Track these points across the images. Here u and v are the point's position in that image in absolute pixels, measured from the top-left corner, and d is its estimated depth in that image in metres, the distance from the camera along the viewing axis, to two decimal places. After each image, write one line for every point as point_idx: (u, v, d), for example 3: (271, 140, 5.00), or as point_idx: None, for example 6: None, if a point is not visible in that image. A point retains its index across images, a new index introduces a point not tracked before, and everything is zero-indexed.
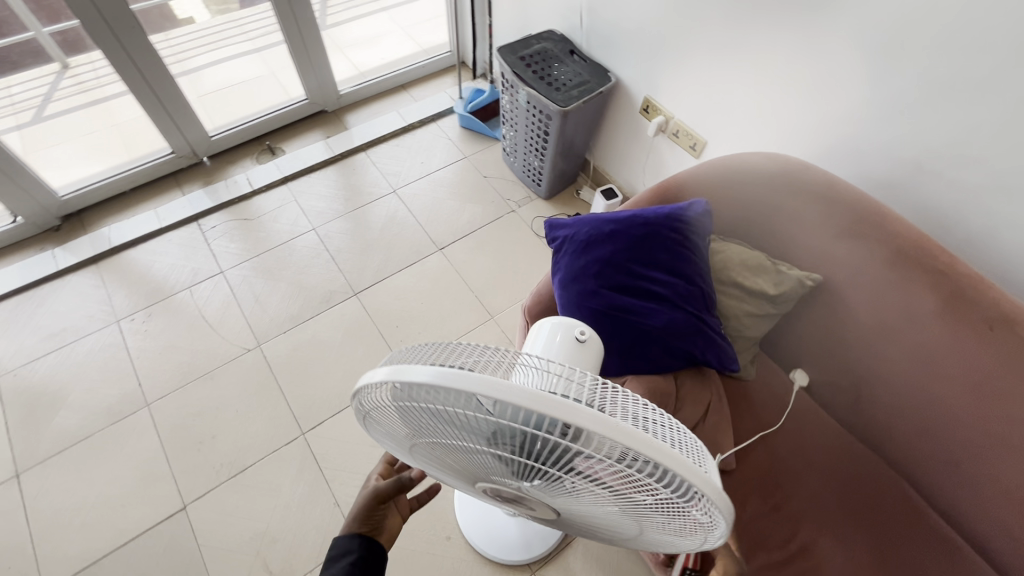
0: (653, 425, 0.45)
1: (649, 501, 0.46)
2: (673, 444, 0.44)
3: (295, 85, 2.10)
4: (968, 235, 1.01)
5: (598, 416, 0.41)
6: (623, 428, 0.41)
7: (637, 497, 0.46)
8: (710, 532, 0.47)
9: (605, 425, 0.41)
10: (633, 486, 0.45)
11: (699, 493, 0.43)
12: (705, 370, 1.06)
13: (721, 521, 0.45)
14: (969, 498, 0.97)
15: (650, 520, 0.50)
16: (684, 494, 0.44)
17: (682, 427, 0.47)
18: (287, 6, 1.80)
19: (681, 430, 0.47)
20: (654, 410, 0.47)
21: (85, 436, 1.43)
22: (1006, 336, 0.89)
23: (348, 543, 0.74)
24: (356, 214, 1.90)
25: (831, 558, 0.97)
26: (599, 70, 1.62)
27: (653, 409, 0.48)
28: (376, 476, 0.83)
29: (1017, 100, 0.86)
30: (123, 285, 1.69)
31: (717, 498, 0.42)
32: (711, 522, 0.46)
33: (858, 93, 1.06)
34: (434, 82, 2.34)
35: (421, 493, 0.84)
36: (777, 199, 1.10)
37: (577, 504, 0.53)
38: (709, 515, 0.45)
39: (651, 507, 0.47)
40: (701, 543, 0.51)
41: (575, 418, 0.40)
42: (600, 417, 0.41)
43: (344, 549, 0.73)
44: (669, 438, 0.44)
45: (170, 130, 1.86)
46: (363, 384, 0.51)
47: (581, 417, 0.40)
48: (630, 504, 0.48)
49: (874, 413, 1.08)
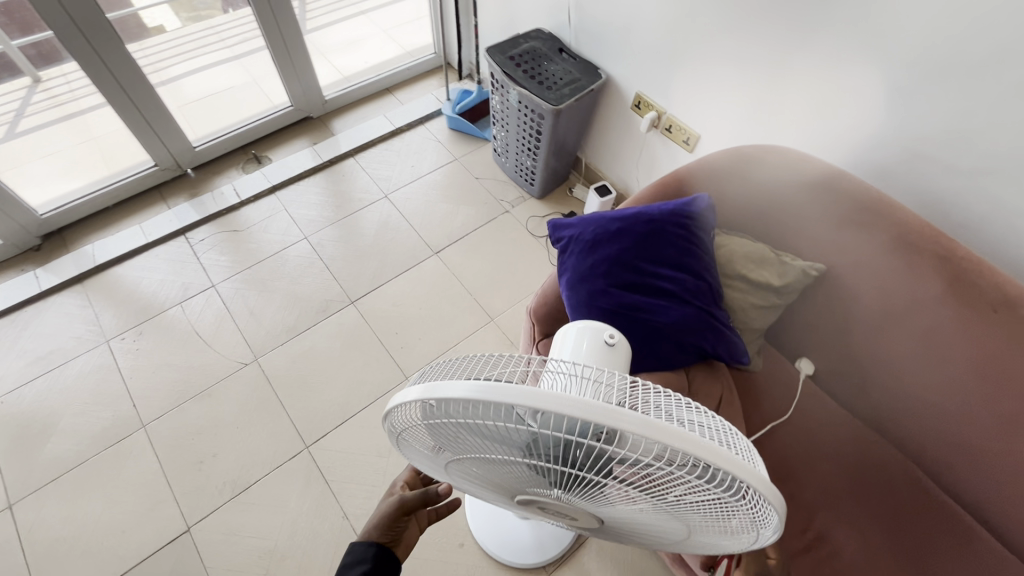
0: (697, 423, 0.44)
1: (696, 501, 0.45)
2: (720, 442, 0.43)
3: (278, 92, 2.06)
4: (965, 218, 1.03)
5: (645, 419, 0.39)
6: (672, 430, 0.39)
7: (684, 497, 0.45)
8: (760, 526, 0.47)
9: (652, 428, 0.39)
10: (680, 487, 0.44)
11: (750, 489, 0.42)
12: (715, 363, 1.07)
13: (772, 515, 0.44)
14: (979, 476, 0.99)
15: (696, 519, 0.49)
16: (734, 490, 0.43)
17: (723, 423, 0.46)
18: (268, 11, 1.76)
19: (724, 426, 0.46)
20: (696, 409, 0.46)
21: (80, 461, 1.38)
22: (1009, 316, 0.91)
23: (364, 550, 0.71)
24: (348, 220, 1.87)
25: (848, 543, 0.99)
26: (589, 67, 1.61)
27: (697, 408, 0.46)
28: (400, 487, 0.82)
29: (1010, 85, 0.87)
30: (111, 304, 1.64)
31: (769, 494, 0.42)
32: (760, 517, 0.46)
33: (852, 82, 1.07)
34: (419, 84, 2.31)
35: (440, 507, 0.81)
36: (777, 190, 1.11)
37: (618, 507, 0.52)
38: (758, 509, 0.44)
39: (698, 506, 0.46)
40: (749, 539, 0.51)
41: (621, 424, 0.39)
42: (647, 421, 0.39)
43: (359, 557, 0.71)
44: (715, 436, 0.43)
45: (153, 143, 1.81)
46: (394, 400, 0.50)
47: (627, 422, 0.39)
48: (674, 505, 0.47)
49: (881, 397, 1.09)
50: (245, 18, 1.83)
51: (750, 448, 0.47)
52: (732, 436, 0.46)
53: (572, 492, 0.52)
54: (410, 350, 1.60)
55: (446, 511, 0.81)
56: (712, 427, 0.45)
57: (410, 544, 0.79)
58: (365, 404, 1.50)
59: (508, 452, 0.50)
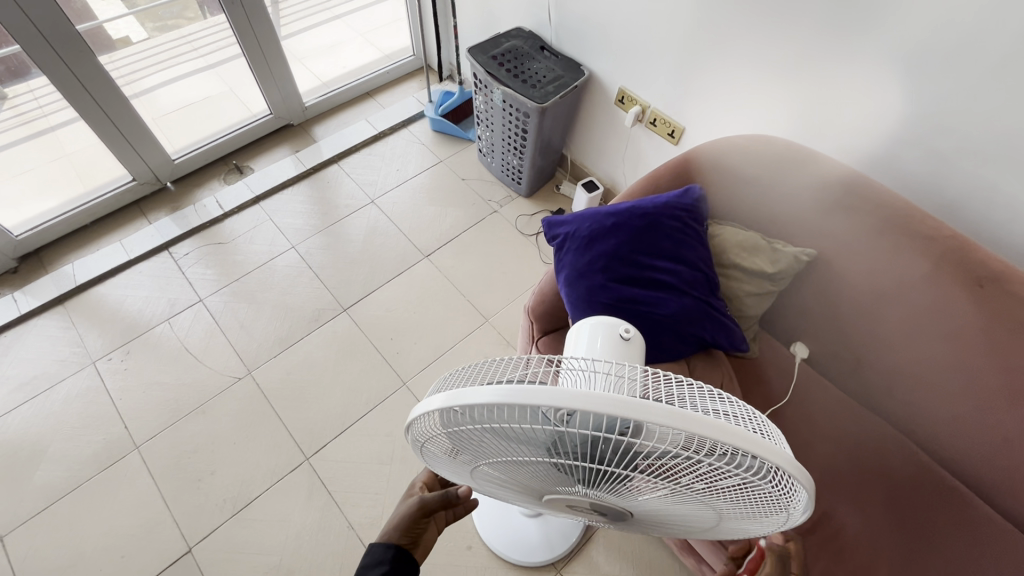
0: (722, 411, 0.45)
1: (726, 487, 0.46)
2: (747, 428, 0.44)
3: (257, 100, 2.03)
4: (947, 198, 1.06)
5: (673, 410, 0.40)
6: (701, 420, 0.40)
7: (714, 484, 0.46)
8: (789, 507, 0.48)
9: (682, 419, 0.39)
10: (709, 475, 0.44)
11: (779, 471, 0.43)
12: (714, 352, 1.08)
13: (802, 495, 0.45)
14: (972, 446, 1.03)
15: (723, 504, 0.50)
16: (763, 473, 0.44)
17: (746, 407, 0.47)
18: (244, 19, 1.73)
19: (747, 411, 0.47)
20: (719, 395, 0.47)
21: (72, 487, 1.35)
22: (996, 292, 0.94)
23: (383, 552, 0.72)
24: (335, 227, 1.85)
25: (852, 521, 1.01)
26: (572, 64, 1.62)
27: (719, 395, 0.47)
28: (419, 487, 0.82)
29: (985, 66, 0.90)
30: (95, 325, 1.60)
31: (800, 475, 0.42)
32: (790, 498, 0.46)
33: (831, 69, 1.09)
34: (399, 87, 2.30)
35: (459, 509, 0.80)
36: (765, 179, 1.13)
37: (645, 499, 0.52)
38: (786, 489, 0.45)
39: (728, 491, 0.47)
40: (778, 520, 0.52)
41: (651, 417, 0.39)
42: (676, 412, 0.40)
43: (378, 559, 0.71)
44: (741, 422, 0.44)
45: (130, 157, 1.77)
46: (416, 408, 0.50)
47: (656, 416, 0.39)
48: (702, 492, 0.48)
49: (876, 377, 1.12)
50: (219, 26, 1.79)
51: (774, 430, 0.47)
52: (757, 420, 0.47)
53: (598, 487, 0.52)
54: (406, 355, 1.59)
55: (464, 513, 0.80)
56: (737, 413, 0.45)
57: (429, 543, 0.79)
58: (364, 412, 1.48)
59: (532, 453, 0.50)
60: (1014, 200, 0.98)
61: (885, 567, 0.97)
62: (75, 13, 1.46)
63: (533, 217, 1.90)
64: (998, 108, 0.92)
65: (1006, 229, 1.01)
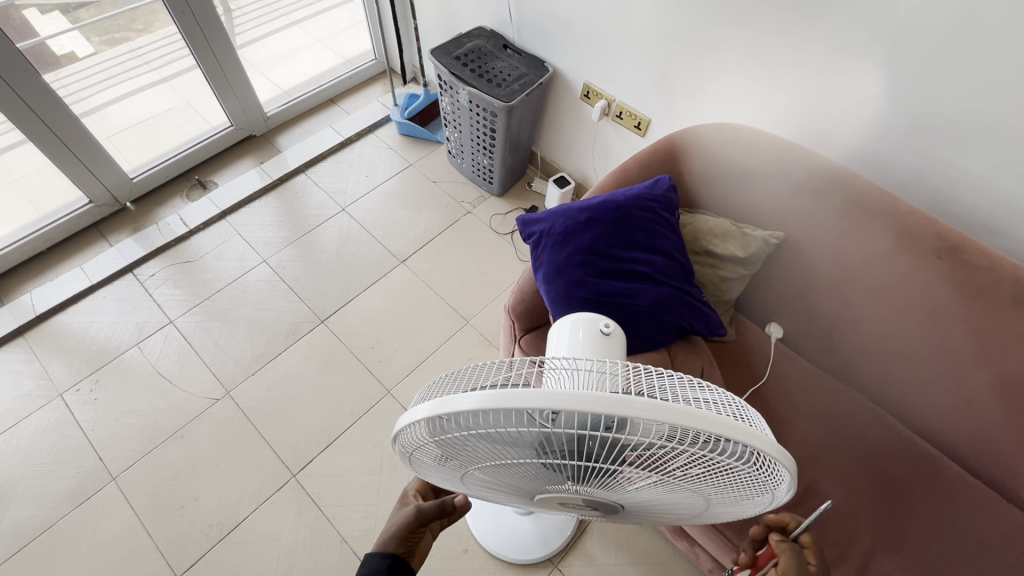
0: (704, 400, 0.46)
1: (712, 473, 0.47)
2: (728, 414, 0.45)
3: (216, 112, 1.98)
4: (903, 175, 1.11)
5: (656, 403, 0.40)
6: (683, 412, 0.40)
7: (699, 471, 0.47)
8: (773, 487, 0.49)
9: (664, 412, 0.40)
10: (695, 463, 0.45)
11: (762, 454, 0.44)
12: (693, 338, 1.11)
13: (785, 475, 0.46)
14: (939, 410, 1.08)
15: (709, 490, 0.51)
16: (746, 458, 0.45)
17: (727, 394, 0.48)
18: (196, 29, 1.68)
19: (728, 398, 0.48)
20: (700, 384, 0.47)
21: (47, 526, 1.29)
22: (952, 262, 0.99)
23: (377, 564, 0.70)
24: (306, 238, 1.81)
25: (833, 492, 1.04)
26: (536, 61, 1.62)
27: (701, 385, 0.48)
28: (413, 496, 0.81)
29: (931, 47, 0.94)
30: (60, 356, 1.53)
31: (781, 457, 0.44)
32: (773, 479, 0.47)
33: (788, 55, 1.12)
34: (363, 92, 2.27)
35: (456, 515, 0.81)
36: (731, 166, 1.15)
37: (635, 491, 0.53)
38: (769, 471, 0.46)
39: (714, 477, 0.48)
40: (763, 501, 0.53)
41: (635, 412, 0.40)
42: (658, 405, 0.40)
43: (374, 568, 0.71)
44: (723, 410, 0.45)
45: (85, 179, 1.70)
46: (402, 418, 0.50)
47: (639, 410, 0.40)
48: (688, 480, 0.48)
49: (846, 351, 1.16)
50: (171, 38, 1.74)
51: (755, 416, 0.49)
52: (738, 407, 0.48)
53: (588, 483, 0.53)
54: (388, 363, 1.57)
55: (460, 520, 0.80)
56: (718, 401, 0.46)
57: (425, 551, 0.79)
58: (349, 423, 1.46)
59: (521, 455, 0.51)
60: (964, 173, 1.03)
61: (866, 534, 1.00)
62: (15, 30, 1.41)
63: (507, 215, 1.91)
64: (944, 85, 0.96)
65: (958, 201, 1.07)
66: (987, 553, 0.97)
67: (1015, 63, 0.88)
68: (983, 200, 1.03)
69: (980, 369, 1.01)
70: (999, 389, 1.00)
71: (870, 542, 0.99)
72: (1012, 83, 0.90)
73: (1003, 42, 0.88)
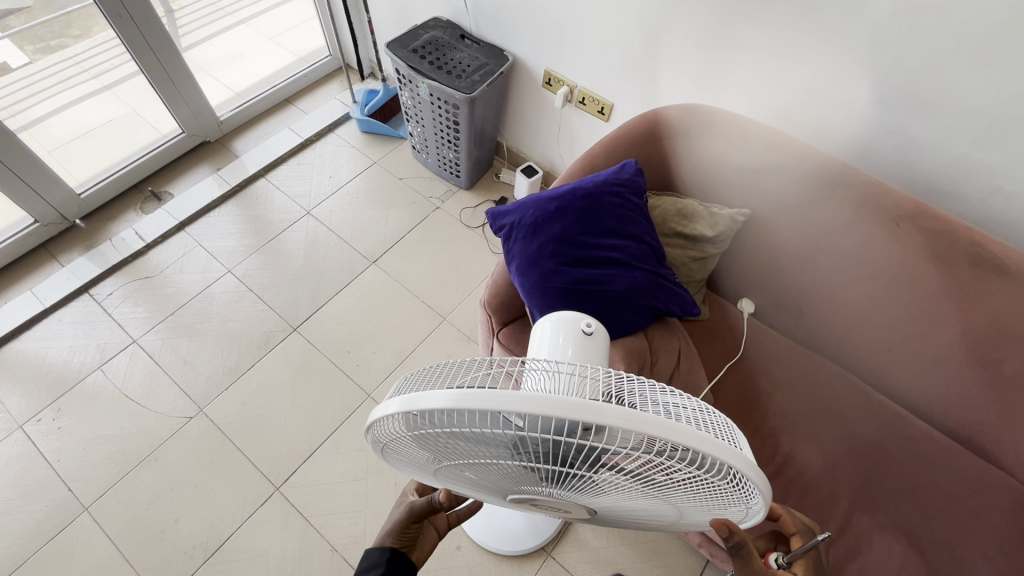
0: (675, 407, 0.47)
1: (688, 483, 0.48)
2: (704, 428, 0.45)
3: (164, 119, 1.88)
4: (859, 147, 1.14)
5: (628, 412, 0.41)
6: (653, 422, 0.41)
7: (675, 480, 0.48)
8: (747, 500, 0.51)
9: (635, 421, 0.41)
10: (672, 473, 0.46)
11: (739, 472, 0.45)
12: (669, 319, 1.13)
13: (759, 491, 0.48)
14: (909, 370, 1.12)
15: (684, 497, 0.52)
16: (723, 472, 0.46)
17: (704, 407, 0.49)
18: (137, 34, 1.60)
19: (701, 408, 0.49)
20: (676, 394, 0.49)
21: (20, 562, 1.24)
22: (910, 229, 1.02)
23: (379, 558, 0.72)
24: (271, 245, 1.75)
25: (810, 459, 1.08)
26: (495, 50, 1.59)
27: (676, 393, 0.49)
28: (411, 493, 0.81)
29: (878, 22, 0.97)
30: (17, 385, 1.45)
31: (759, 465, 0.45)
32: (747, 493, 0.49)
33: (743, 35, 1.13)
34: (320, 90, 2.20)
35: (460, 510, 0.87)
36: (699, 146, 1.16)
37: (611, 494, 0.54)
38: (743, 485, 0.48)
39: (689, 486, 0.49)
40: (737, 510, 0.55)
41: (607, 420, 0.40)
42: (629, 414, 0.41)
43: (373, 562, 0.72)
44: (694, 419, 0.46)
45: (28, 197, 1.61)
46: (374, 413, 0.49)
47: (610, 417, 0.40)
48: (664, 488, 0.50)
49: (816, 321, 1.20)
50: (110, 44, 1.65)
51: (728, 426, 0.50)
52: (711, 416, 0.49)
53: (564, 485, 0.53)
54: (366, 367, 1.55)
55: (466, 513, 0.88)
56: (688, 408, 0.48)
57: (426, 548, 0.81)
58: (330, 430, 1.44)
59: (495, 455, 0.50)
60: (919, 141, 1.06)
61: (845, 496, 1.04)
62: None
63: (476, 209, 1.89)
64: (894, 58, 0.99)
65: (914, 169, 1.10)
66: (958, 504, 1.02)
67: (964, 31, 0.90)
68: (936, 167, 1.07)
69: (944, 328, 1.04)
70: (961, 347, 1.04)
71: (848, 503, 1.03)
72: (961, 51, 0.92)
73: (951, 10, 0.90)
